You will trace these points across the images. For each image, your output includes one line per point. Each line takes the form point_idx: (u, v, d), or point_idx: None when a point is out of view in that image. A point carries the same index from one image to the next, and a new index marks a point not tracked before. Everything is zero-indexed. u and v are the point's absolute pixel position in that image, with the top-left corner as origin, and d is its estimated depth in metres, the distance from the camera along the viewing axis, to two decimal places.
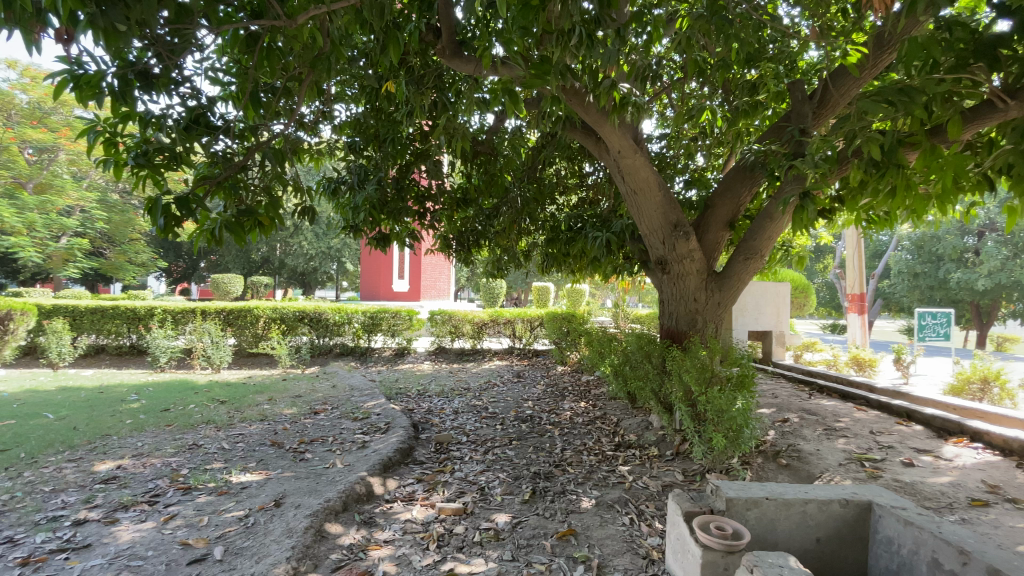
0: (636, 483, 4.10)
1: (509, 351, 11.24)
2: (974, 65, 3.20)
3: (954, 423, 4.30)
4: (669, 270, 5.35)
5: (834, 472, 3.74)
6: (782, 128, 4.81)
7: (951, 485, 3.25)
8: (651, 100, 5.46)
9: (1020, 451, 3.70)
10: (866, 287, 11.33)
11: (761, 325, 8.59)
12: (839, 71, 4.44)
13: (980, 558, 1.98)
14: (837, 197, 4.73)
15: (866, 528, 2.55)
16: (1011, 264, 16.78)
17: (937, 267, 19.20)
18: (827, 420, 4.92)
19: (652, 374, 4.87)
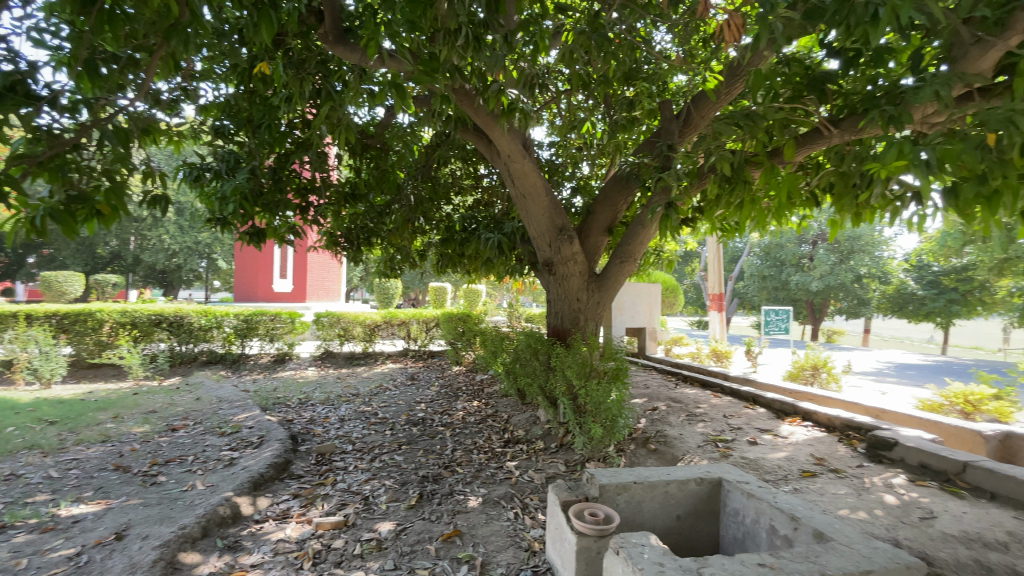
0: (521, 477, 4.22)
1: (403, 353, 10.95)
2: (807, 96, 3.78)
3: (791, 406, 5.01)
4: (555, 271, 5.58)
5: (694, 454, 4.17)
6: (654, 143, 5.28)
7: (785, 459, 3.79)
8: (541, 107, 5.66)
9: (838, 427, 4.41)
10: (725, 287, 12.89)
11: (639, 322, 9.34)
12: (701, 95, 4.99)
13: (804, 522, 2.30)
14: (698, 208, 5.30)
15: (717, 502, 2.87)
16: (837, 269, 20.15)
17: (780, 271, 22.39)
18: (689, 407, 5.49)
19: (539, 371, 5.07)
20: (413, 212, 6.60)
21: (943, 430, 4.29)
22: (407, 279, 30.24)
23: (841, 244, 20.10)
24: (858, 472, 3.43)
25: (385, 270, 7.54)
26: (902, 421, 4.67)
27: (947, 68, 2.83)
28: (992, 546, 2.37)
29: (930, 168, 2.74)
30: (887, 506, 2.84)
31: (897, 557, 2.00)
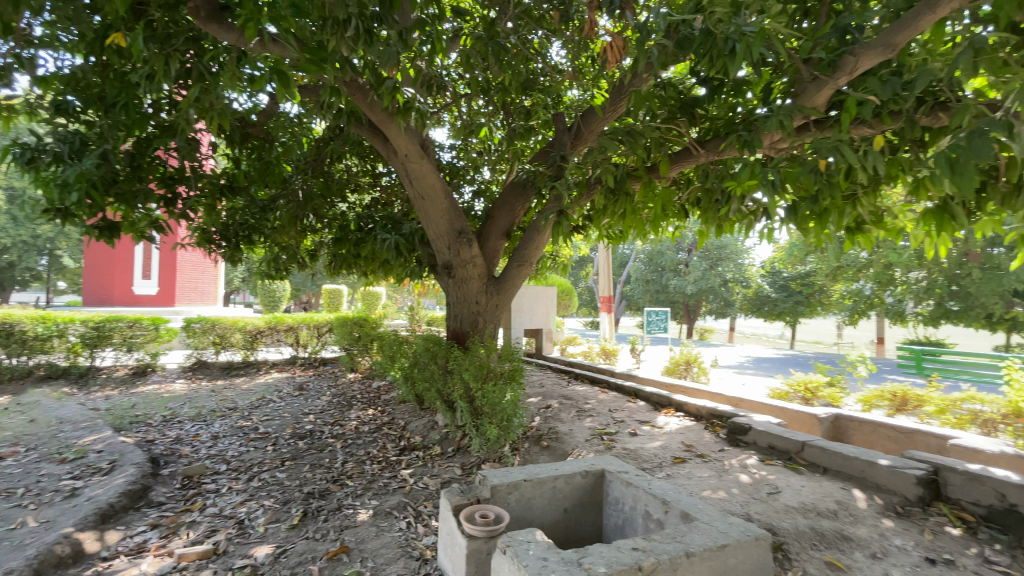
0: (416, 485, 4.13)
1: (290, 361, 10.17)
2: (679, 119, 4.21)
3: (666, 398, 5.49)
4: (453, 274, 5.55)
5: (582, 448, 4.39)
6: (548, 152, 5.50)
7: (661, 447, 4.14)
8: (440, 109, 5.63)
9: (705, 416, 4.91)
10: (613, 290, 13.84)
11: (536, 323, 9.64)
12: (591, 110, 5.29)
13: (674, 505, 2.53)
14: (588, 216, 5.62)
15: (600, 493, 3.05)
16: (708, 274, 22.57)
17: (661, 275, 24.46)
18: (580, 403, 5.78)
19: (436, 375, 4.97)
20: (302, 210, 6.19)
21: (786, 414, 4.97)
22: (297, 281, 28.21)
23: (712, 252, 22.51)
24: (720, 455, 3.85)
25: (270, 271, 6.96)
26: (756, 408, 5.33)
27: (788, 102, 3.29)
28: (822, 512, 2.78)
29: (775, 188, 3.16)
30: (742, 485, 3.22)
31: (749, 531, 2.26)
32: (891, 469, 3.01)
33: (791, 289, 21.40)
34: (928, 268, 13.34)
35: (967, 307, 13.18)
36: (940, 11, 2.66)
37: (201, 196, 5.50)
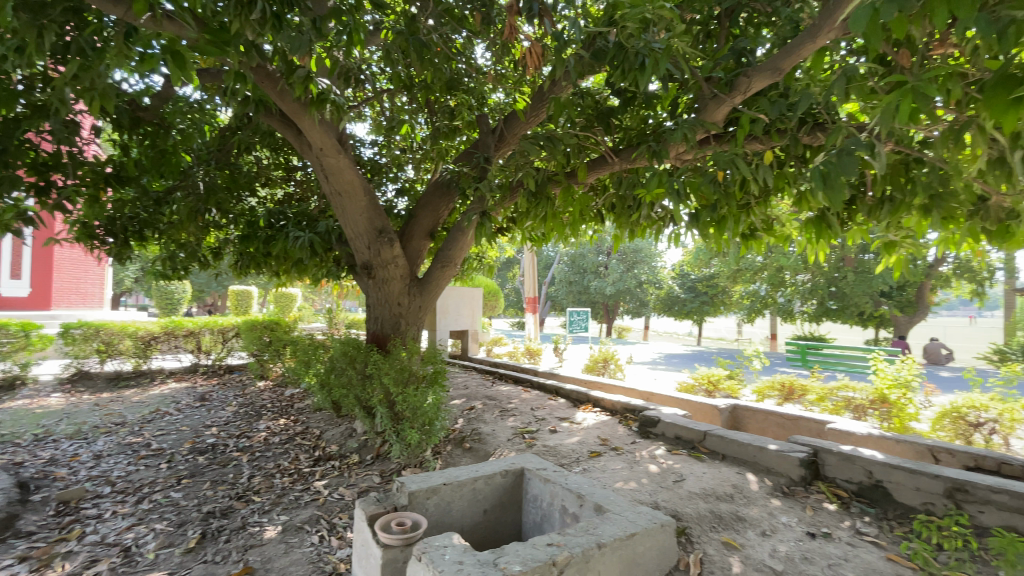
0: (330, 496, 3.94)
1: (190, 369, 9.28)
2: (596, 127, 4.40)
3: (584, 395, 5.69)
4: (374, 274, 5.38)
5: (504, 447, 4.43)
6: (472, 153, 5.50)
7: (578, 443, 4.28)
8: (360, 103, 5.43)
9: (620, 410, 5.15)
10: (537, 291, 14.14)
11: (461, 324, 9.57)
12: (513, 113, 5.36)
13: (588, 498, 2.62)
14: (511, 218, 5.68)
15: (520, 491, 3.09)
16: (626, 276, 23.74)
17: (583, 277, 25.32)
18: (502, 403, 5.82)
19: (354, 381, 4.76)
20: (204, 204, 5.68)
21: (692, 406, 5.34)
22: (200, 282, 25.86)
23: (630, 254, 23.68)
24: (632, 447, 4.06)
25: (165, 271, 6.32)
26: (665, 401, 5.68)
27: (692, 117, 3.54)
28: (720, 496, 3.01)
29: (681, 197, 3.39)
30: (651, 474, 3.41)
31: (655, 518, 2.40)
32: (779, 453, 3.34)
33: (699, 290, 23.06)
34: (812, 271, 14.96)
35: (842, 305, 14.97)
36: (817, 42, 2.97)
37: (80, 185, 4.85)
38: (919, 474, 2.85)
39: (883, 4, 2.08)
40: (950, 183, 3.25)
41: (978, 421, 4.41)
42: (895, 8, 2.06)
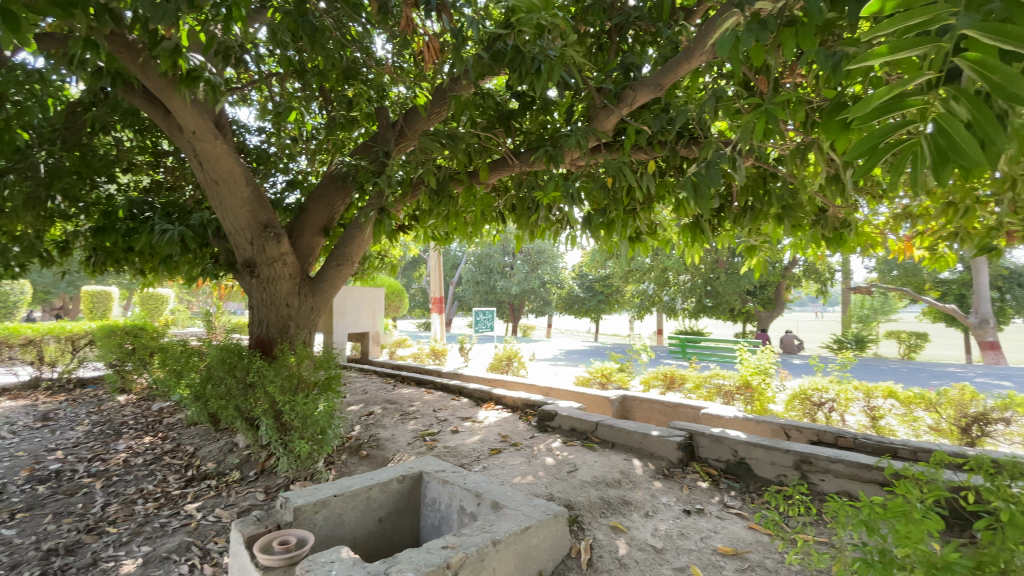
0: (205, 519, 3.56)
1: (28, 383, 7.85)
2: (497, 128, 4.45)
3: (487, 393, 5.73)
4: (257, 273, 4.95)
5: (403, 452, 4.31)
6: (371, 147, 5.28)
7: (478, 442, 4.30)
8: (244, 86, 4.96)
9: (520, 406, 5.26)
10: (443, 291, 13.99)
11: (361, 326, 9.16)
12: (413, 109, 5.23)
13: (486, 496, 2.63)
14: (411, 215, 5.54)
15: (417, 495, 3.02)
16: (530, 276, 24.33)
17: (489, 277, 25.56)
18: (402, 406, 5.67)
19: (234, 391, 4.33)
20: (45, 189, 4.84)
21: (587, 399, 5.62)
22: (44, 282, 22.00)
23: (533, 255, 24.35)
24: (530, 442, 4.16)
25: None
26: (563, 396, 5.91)
27: (585, 124, 3.71)
28: (609, 483, 3.19)
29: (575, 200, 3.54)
30: (547, 467, 3.52)
31: (549, 510, 2.47)
32: (661, 439, 3.62)
33: (597, 290, 24.39)
34: (693, 272, 16.52)
35: (717, 302, 16.71)
36: (693, 62, 3.25)
37: None
38: (774, 450, 3.25)
39: (742, 33, 2.32)
40: (798, 196, 3.75)
41: (819, 400, 5.14)
42: (753, 37, 2.31)
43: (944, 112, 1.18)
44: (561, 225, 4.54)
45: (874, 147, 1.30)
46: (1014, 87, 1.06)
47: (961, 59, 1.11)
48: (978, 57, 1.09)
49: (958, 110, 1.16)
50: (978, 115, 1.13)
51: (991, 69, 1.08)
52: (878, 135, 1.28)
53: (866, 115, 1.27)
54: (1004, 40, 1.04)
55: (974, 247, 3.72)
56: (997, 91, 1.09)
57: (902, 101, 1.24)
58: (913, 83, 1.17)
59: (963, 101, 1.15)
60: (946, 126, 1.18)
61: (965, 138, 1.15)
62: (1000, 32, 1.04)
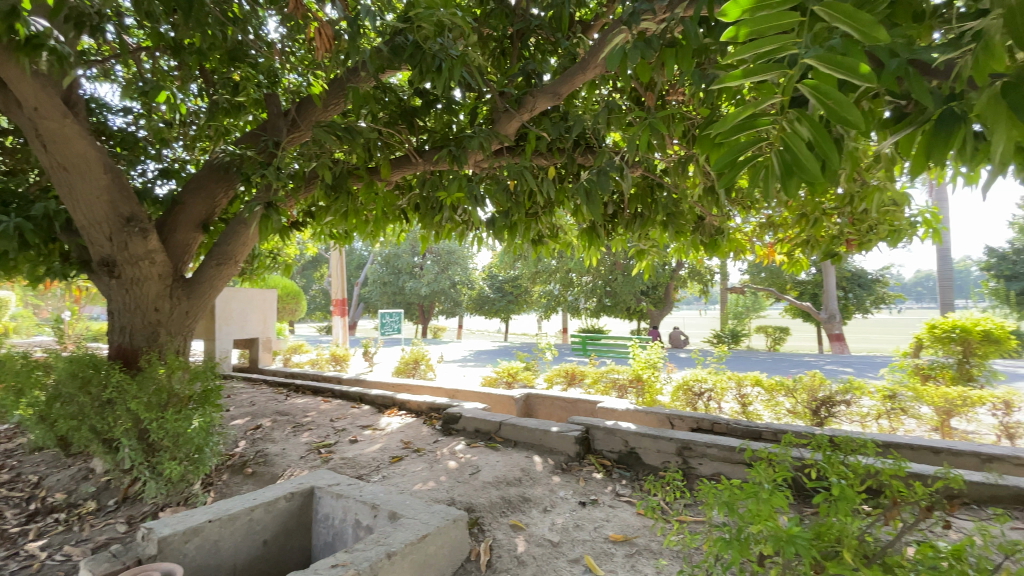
0: (48, 560, 3.06)
1: None
2: (399, 124, 4.33)
3: (389, 398, 5.55)
4: (118, 273, 4.33)
5: (295, 466, 4.01)
6: (259, 136, 4.85)
7: (379, 450, 4.14)
8: (104, 58, 4.32)
9: (424, 411, 5.15)
10: (346, 293, 13.34)
11: (252, 331, 8.42)
12: (308, 98, 4.91)
13: (382, 507, 2.53)
14: (305, 212, 5.19)
15: (309, 512, 2.83)
16: (439, 278, 24.03)
17: (397, 278, 24.81)
18: (296, 417, 5.30)
19: (87, 410, 3.75)
20: None
21: (492, 400, 5.66)
22: None
23: (442, 255, 24.03)
24: (433, 447, 4.09)
25: None
26: (469, 397, 5.89)
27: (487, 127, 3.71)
28: (510, 482, 3.23)
29: (478, 201, 3.54)
30: (449, 471, 3.49)
31: (447, 515, 2.44)
32: (559, 434, 3.75)
33: (507, 290, 24.73)
34: (595, 274, 17.38)
35: (616, 302, 17.77)
36: (588, 74, 3.39)
37: None
38: (659, 439, 3.50)
39: (629, 49, 2.48)
40: (681, 205, 4.08)
41: (699, 390, 5.68)
42: (639, 54, 2.45)
43: (790, 131, 1.31)
44: (465, 227, 4.52)
45: (734, 160, 1.42)
46: (844, 113, 1.19)
47: (803, 85, 1.22)
48: (816, 84, 1.21)
49: (801, 131, 1.28)
50: (816, 138, 1.26)
51: (827, 94, 1.20)
52: (737, 149, 1.40)
53: (727, 130, 1.38)
54: (837, 70, 1.16)
55: (821, 252, 4.29)
56: (831, 115, 1.22)
57: (755, 119, 1.36)
58: (765, 104, 1.28)
59: (804, 122, 1.27)
60: (791, 144, 1.31)
61: (807, 156, 1.28)
62: (834, 62, 1.15)
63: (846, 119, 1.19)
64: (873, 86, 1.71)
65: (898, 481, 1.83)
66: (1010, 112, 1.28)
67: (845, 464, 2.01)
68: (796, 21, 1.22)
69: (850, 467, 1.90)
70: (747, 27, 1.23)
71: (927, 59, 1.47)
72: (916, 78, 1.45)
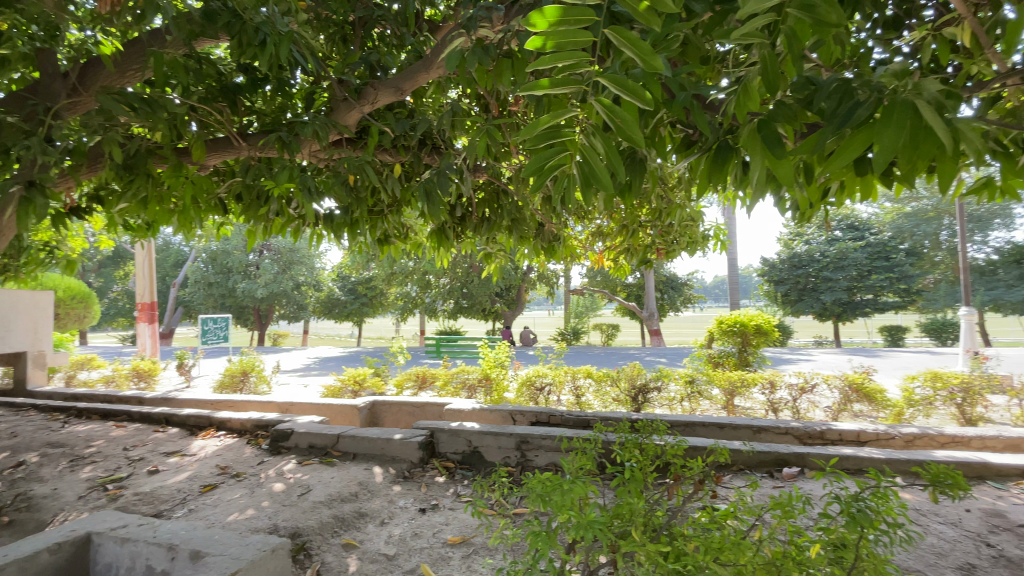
0: None
1: None
2: (219, 102, 3.61)
3: (206, 418, 4.81)
4: None
5: (69, 510, 3.21)
6: (25, 100, 3.73)
7: (188, 479, 3.55)
8: None
9: (249, 429, 4.57)
10: (157, 296, 11.31)
11: (15, 345, 6.62)
12: (98, 61, 3.86)
13: (183, 546, 2.14)
14: (88, 196, 4.21)
15: (84, 565, 2.28)
16: (280, 278, 21.72)
17: (227, 278, 21.83)
18: (74, 449, 4.28)
19: None
20: None
21: (331, 411, 5.27)
22: None
23: (283, 254, 21.82)
24: (256, 470, 3.64)
25: None
26: (306, 409, 5.41)
27: (321, 116, 3.37)
28: (345, 498, 3.02)
29: (311, 194, 3.25)
30: (273, 495, 3.13)
31: (266, 545, 2.16)
32: (402, 441, 3.63)
33: (359, 292, 23.54)
34: (451, 276, 17.45)
35: (472, 303, 18.13)
36: (429, 74, 3.14)
37: None
38: (500, 435, 3.61)
39: (467, 53, 2.48)
40: (523, 211, 4.28)
41: (540, 384, 6.07)
42: (477, 60, 2.48)
43: (588, 144, 1.43)
44: (300, 223, 4.13)
45: (542, 167, 1.50)
46: (629, 131, 1.35)
47: (597, 101, 1.33)
48: (606, 103, 1.32)
49: (596, 146, 1.40)
50: (606, 152, 1.39)
51: (614, 112, 1.32)
52: (543, 157, 1.48)
53: (533, 138, 1.45)
54: (624, 92, 1.30)
55: (639, 259, 4.89)
56: (618, 132, 1.36)
57: (558, 130, 1.45)
58: (565, 115, 1.38)
59: (598, 137, 1.39)
60: (588, 155, 1.43)
61: (600, 169, 1.41)
62: (621, 83, 1.29)
63: (630, 136, 1.34)
64: (668, 114, 1.95)
65: (684, 460, 2.13)
66: (763, 146, 1.47)
67: (646, 445, 2.30)
68: (589, 41, 1.29)
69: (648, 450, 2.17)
70: (551, 39, 1.27)
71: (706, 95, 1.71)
72: (698, 110, 1.69)
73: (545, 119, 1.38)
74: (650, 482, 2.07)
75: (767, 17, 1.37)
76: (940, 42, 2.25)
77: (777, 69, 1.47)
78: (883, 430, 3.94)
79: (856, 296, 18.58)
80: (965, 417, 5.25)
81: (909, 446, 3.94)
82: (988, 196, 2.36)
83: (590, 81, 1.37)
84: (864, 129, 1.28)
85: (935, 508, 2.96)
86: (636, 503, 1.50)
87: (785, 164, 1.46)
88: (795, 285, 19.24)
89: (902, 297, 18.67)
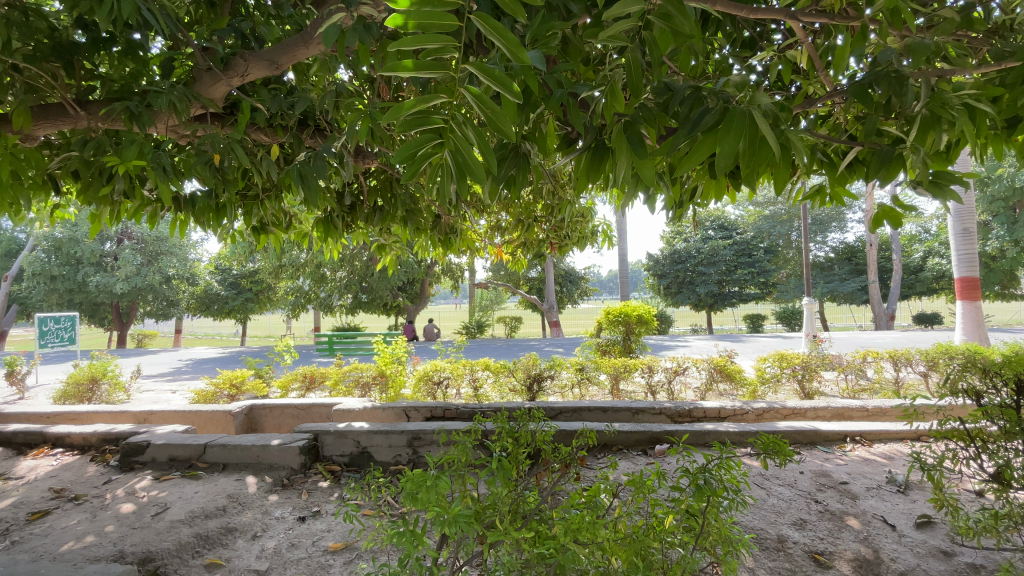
0: None
1: None
2: (49, 63, 2.77)
3: (38, 433, 4.09)
4: None
5: None
6: None
7: (11, 507, 2.98)
8: None
9: (95, 444, 3.97)
10: None
11: None
12: None
13: None
14: None
15: None
16: (144, 270, 18.94)
17: (76, 270, 18.72)
18: None
19: None
20: None
21: (199, 418, 4.74)
22: None
23: (147, 244, 19.12)
24: (101, 491, 3.15)
25: None
26: (168, 419, 4.81)
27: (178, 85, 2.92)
28: (209, 514, 2.74)
29: (166, 174, 2.83)
30: (120, 518, 2.73)
31: None
32: (280, 447, 3.37)
33: (243, 287, 21.52)
34: (347, 270, 16.59)
35: (371, 297, 17.52)
36: (309, 50, 2.78)
37: None
38: (391, 434, 3.52)
39: (348, 29, 2.25)
40: (417, 201, 4.15)
41: (438, 378, 5.99)
42: (358, 38, 2.27)
43: (459, 134, 1.40)
44: (158, 207, 3.63)
45: (413, 155, 1.43)
46: (499, 123, 1.33)
47: (466, 90, 1.32)
48: (476, 93, 1.31)
49: (468, 136, 1.39)
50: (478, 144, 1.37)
51: (484, 102, 1.31)
52: (414, 144, 1.41)
53: (401, 123, 1.39)
54: (494, 82, 1.29)
55: (533, 252, 5.04)
56: (490, 124, 1.35)
57: (429, 116, 1.40)
58: (434, 100, 1.34)
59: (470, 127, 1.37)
60: (460, 145, 1.40)
61: (473, 160, 1.39)
62: (489, 73, 1.28)
63: (500, 128, 1.33)
64: (545, 108, 1.97)
65: (554, 445, 2.23)
66: (628, 145, 1.55)
67: (520, 432, 2.38)
68: (455, 27, 1.26)
69: (521, 438, 2.26)
70: (412, 19, 1.23)
71: (581, 93, 1.75)
72: (573, 108, 1.73)
73: (412, 103, 1.32)
74: (523, 470, 2.20)
75: (631, 21, 1.43)
76: (784, 63, 2.53)
77: (638, 72, 1.55)
78: (740, 407, 4.44)
79: (725, 288, 20.82)
80: (805, 391, 6.11)
81: (760, 419, 4.48)
82: (820, 201, 2.69)
83: (459, 69, 1.34)
84: (710, 135, 1.40)
85: (775, 473, 3.41)
86: (504, 492, 1.54)
87: (647, 164, 1.54)
88: (676, 279, 21.13)
89: (762, 289, 21.32)
